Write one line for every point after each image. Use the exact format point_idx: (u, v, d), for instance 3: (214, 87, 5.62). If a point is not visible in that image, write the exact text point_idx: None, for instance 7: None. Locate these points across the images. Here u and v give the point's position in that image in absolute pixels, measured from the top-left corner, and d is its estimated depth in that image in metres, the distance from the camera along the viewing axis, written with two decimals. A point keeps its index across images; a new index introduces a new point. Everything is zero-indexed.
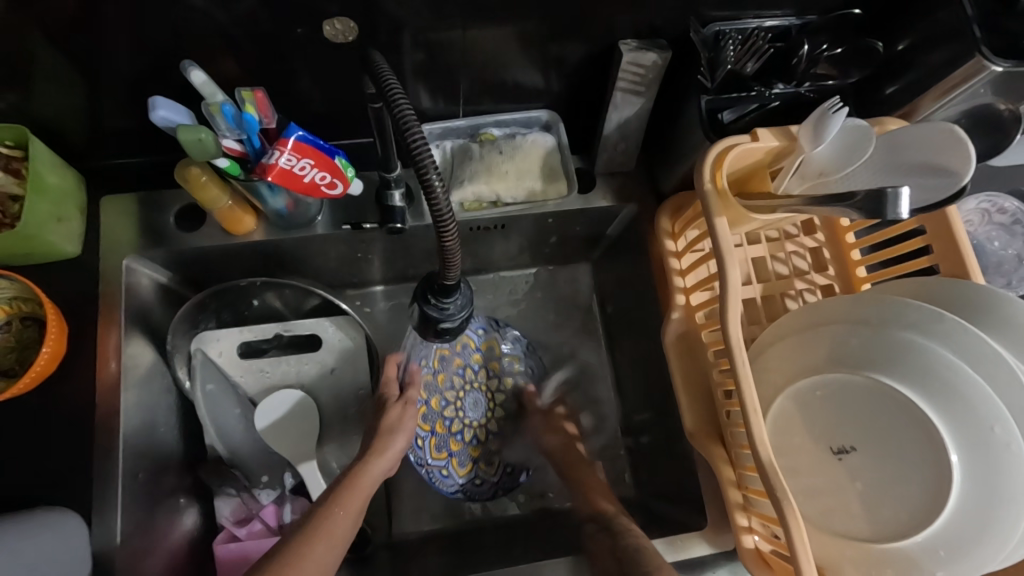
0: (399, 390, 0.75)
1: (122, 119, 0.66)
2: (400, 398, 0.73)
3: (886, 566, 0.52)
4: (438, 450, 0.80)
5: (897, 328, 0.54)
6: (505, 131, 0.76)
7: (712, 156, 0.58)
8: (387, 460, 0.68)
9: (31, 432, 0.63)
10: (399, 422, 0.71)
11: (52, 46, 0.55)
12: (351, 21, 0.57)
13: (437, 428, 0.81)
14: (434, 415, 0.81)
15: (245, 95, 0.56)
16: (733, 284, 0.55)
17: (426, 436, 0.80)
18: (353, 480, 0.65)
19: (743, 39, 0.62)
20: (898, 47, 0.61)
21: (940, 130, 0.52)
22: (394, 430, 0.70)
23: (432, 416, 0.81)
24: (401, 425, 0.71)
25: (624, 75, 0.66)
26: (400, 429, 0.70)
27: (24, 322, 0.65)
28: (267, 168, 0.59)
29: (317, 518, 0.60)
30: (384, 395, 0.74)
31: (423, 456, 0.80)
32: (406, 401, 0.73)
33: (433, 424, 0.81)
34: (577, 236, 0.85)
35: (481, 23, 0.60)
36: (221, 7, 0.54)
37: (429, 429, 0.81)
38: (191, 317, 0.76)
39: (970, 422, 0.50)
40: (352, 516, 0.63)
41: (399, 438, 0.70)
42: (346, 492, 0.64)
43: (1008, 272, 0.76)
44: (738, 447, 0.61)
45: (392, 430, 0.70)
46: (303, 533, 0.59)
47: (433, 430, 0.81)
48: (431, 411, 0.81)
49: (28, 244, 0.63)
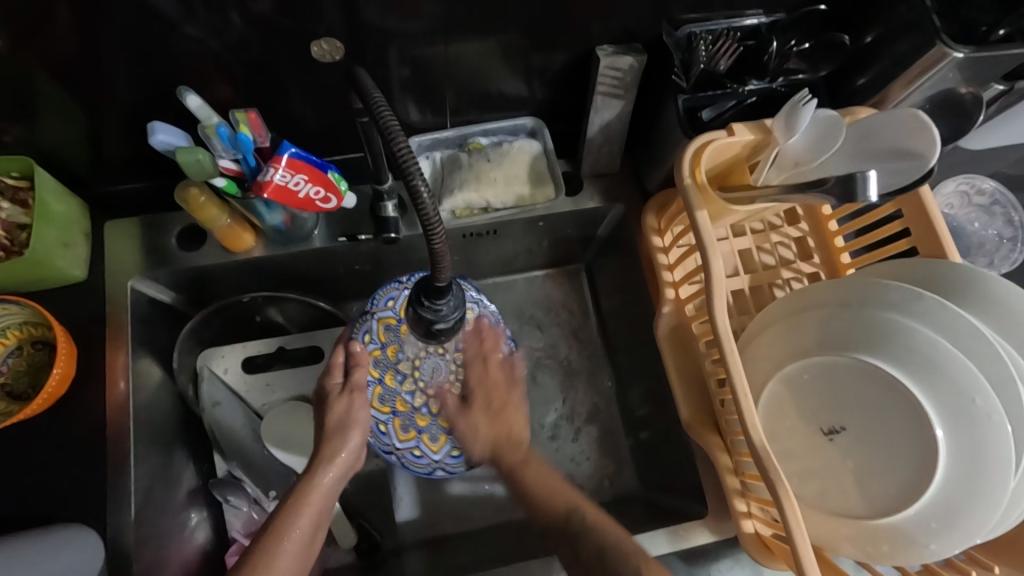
0: (343, 376, 0.72)
1: (123, 147, 0.69)
2: (344, 387, 0.71)
3: (883, 542, 0.53)
4: (437, 443, 0.76)
5: (878, 308, 0.55)
6: (492, 139, 0.79)
7: (690, 152, 0.60)
8: (334, 470, 0.67)
9: (44, 450, 0.65)
10: (346, 416, 0.69)
11: (53, 78, 0.58)
12: (337, 40, 0.60)
13: (399, 407, 0.75)
14: (391, 395, 0.76)
15: (239, 116, 0.59)
16: (717, 275, 0.56)
17: (387, 419, 0.75)
18: (304, 496, 0.64)
19: (715, 39, 0.65)
20: (866, 40, 0.64)
21: (908, 116, 0.54)
22: (344, 428, 0.69)
23: (389, 396, 0.76)
24: (353, 418, 0.70)
25: (603, 80, 0.68)
26: (352, 425, 0.69)
27: (34, 345, 0.68)
28: (262, 186, 0.61)
29: (269, 539, 0.60)
30: (327, 389, 0.72)
31: (389, 442, 0.75)
32: (352, 392, 0.70)
33: (393, 405, 0.75)
34: (568, 237, 0.87)
35: (463, 37, 0.62)
36: (216, 35, 0.57)
37: (388, 411, 0.75)
38: (196, 334, 0.79)
39: (952, 395, 0.51)
40: (307, 535, 0.63)
41: (353, 434, 0.69)
42: (298, 510, 0.63)
43: (990, 251, 0.78)
44: (733, 434, 0.63)
45: (344, 428, 0.69)
46: (260, 554, 0.59)
47: (394, 410, 0.75)
48: (388, 390, 0.76)
49: (36, 269, 0.65)
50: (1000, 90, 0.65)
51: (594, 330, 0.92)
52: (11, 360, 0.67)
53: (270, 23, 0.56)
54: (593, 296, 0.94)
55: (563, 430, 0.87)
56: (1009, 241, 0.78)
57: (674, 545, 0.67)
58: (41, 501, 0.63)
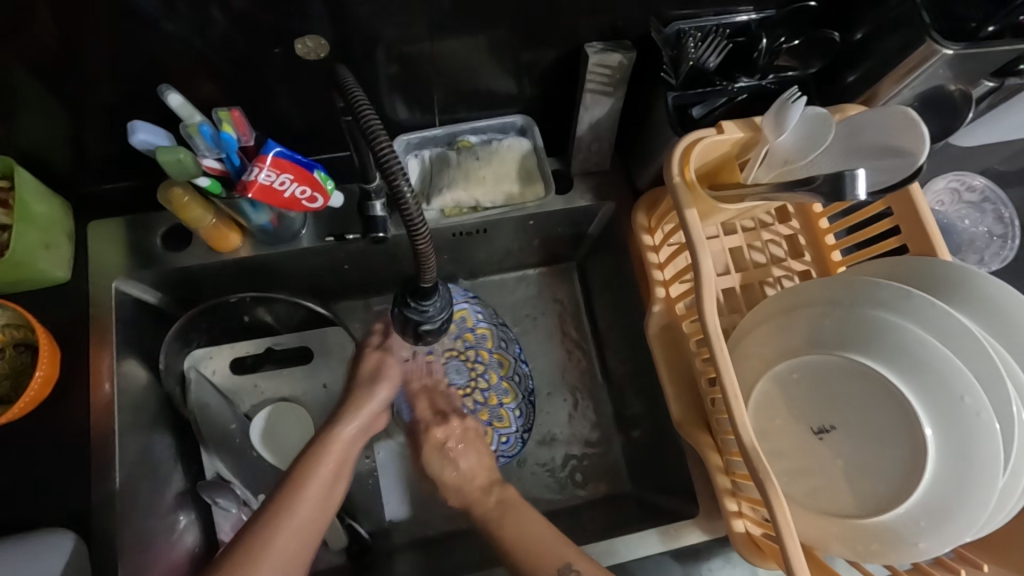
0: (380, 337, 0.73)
1: (106, 146, 0.68)
2: (381, 345, 0.72)
3: (873, 541, 0.53)
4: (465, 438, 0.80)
5: (868, 307, 0.55)
6: (481, 137, 0.78)
7: (680, 149, 0.59)
8: (357, 421, 0.67)
9: (27, 454, 0.64)
10: (377, 370, 0.71)
11: (32, 77, 0.57)
12: (322, 38, 0.59)
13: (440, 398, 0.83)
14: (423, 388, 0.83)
15: (222, 114, 0.58)
16: (707, 274, 0.56)
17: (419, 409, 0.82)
18: (326, 446, 0.64)
19: (704, 35, 0.63)
20: (855, 36, 0.63)
21: (897, 114, 0.54)
22: (374, 380, 0.70)
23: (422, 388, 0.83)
24: (383, 373, 0.71)
25: (592, 77, 0.68)
26: (382, 378, 0.70)
27: (17, 348, 0.66)
28: (246, 186, 0.60)
29: (295, 481, 0.59)
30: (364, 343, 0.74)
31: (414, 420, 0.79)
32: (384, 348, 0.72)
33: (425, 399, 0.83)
34: (559, 236, 0.86)
35: (451, 34, 0.62)
36: (198, 33, 0.56)
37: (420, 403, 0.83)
38: (182, 336, 0.78)
39: (941, 392, 0.51)
40: (326, 485, 0.61)
41: (381, 387, 0.70)
42: (322, 460, 0.62)
43: (980, 248, 0.78)
44: (723, 433, 0.62)
45: (374, 379, 0.70)
46: (282, 499, 0.58)
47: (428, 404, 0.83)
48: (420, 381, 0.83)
49: (17, 271, 0.64)
50: (989, 88, 0.65)
51: (586, 329, 0.92)
52: None
53: (252, 19, 0.55)
54: (585, 294, 0.93)
55: (554, 430, 0.87)
56: (999, 238, 0.78)
57: (666, 545, 0.67)
58: (26, 505, 0.63)
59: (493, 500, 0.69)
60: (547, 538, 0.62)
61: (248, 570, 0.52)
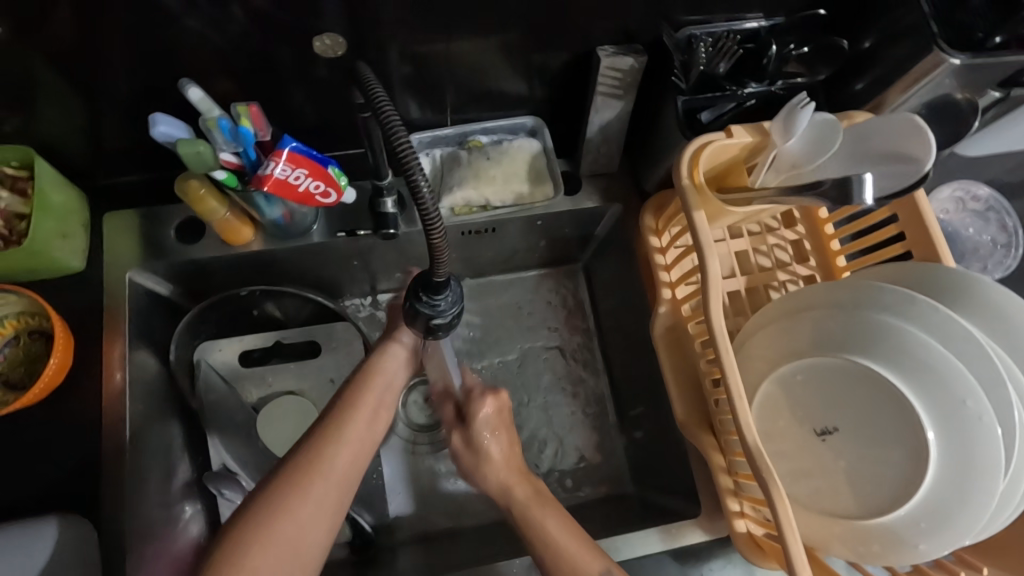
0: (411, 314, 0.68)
1: (122, 139, 0.69)
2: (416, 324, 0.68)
3: (873, 542, 0.54)
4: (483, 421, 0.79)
5: (871, 310, 0.56)
6: (492, 137, 0.79)
7: (688, 152, 0.60)
8: (399, 354, 0.67)
9: (39, 440, 0.65)
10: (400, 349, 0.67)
11: (53, 70, 0.58)
12: (340, 36, 0.60)
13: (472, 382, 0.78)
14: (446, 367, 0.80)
15: (241, 109, 0.59)
16: (714, 276, 0.57)
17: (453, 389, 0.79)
18: (370, 375, 0.65)
19: (714, 41, 0.65)
20: (864, 45, 0.65)
21: (904, 121, 0.55)
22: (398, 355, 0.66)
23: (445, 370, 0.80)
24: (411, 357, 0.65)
25: (603, 80, 0.69)
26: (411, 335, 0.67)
27: (31, 334, 0.67)
28: (262, 180, 0.61)
29: (335, 414, 0.61)
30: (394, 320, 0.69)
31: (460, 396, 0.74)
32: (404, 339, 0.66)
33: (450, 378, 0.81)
34: (566, 236, 0.87)
35: (464, 35, 0.63)
36: (217, 28, 0.57)
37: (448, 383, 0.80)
38: (192, 328, 0.78)
39: (943, 395, 0.52)
40: (369, 417, 0.62)
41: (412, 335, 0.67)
42: (363, 394, 0.63)
43: (984, 257, 0.78)
44: (727, 434, 0.63)
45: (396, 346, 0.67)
46: (328, 426, 0.60)
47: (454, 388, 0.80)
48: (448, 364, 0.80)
49: (34, 258, 0.65)
50: (995, 97, 0.66)
51: (590, 329, 0.93)
52: (8, 349, 0.67)
53: (271, 17, 0.56)
54: (590, 296, 0.94)
55: (557, 430, 0.87)
56: (1003, 247, 0.79)
57: (666, 544, 0.68)
58: (37, 490, 0.63)
59: (529, 491, 0.66)
60: (576, 546, 0.60)
61: (302, 489, 0.55)
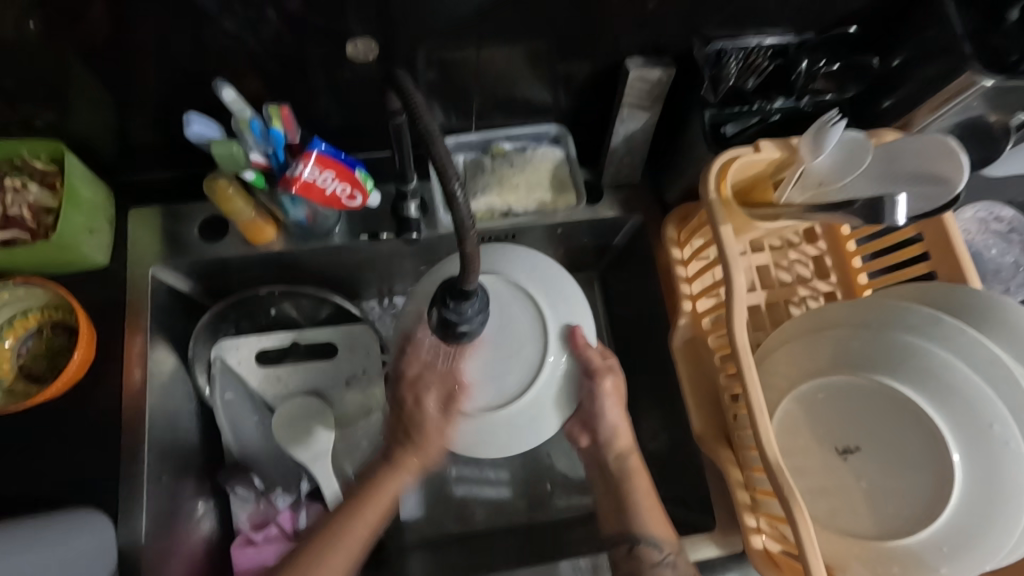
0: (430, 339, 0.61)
1: (149, 137, 0.69)
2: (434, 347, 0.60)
3: (893, 562, 0.53)
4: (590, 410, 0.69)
5: (898, 330, 0.56)
6: (515, 145, 0.79)
7: (716, 167, 0.60)
8: (405, 477, 0.64)
9: (58, 433, 0.65)
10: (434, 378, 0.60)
11: (87, 65, 0.58)
12: (373, 41, 0.60)
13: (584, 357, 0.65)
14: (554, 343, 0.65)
15: (273, 111, 0.60)
16: (737, 290, 0.57)
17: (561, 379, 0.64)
18: (372, 494, 0.63)
19: (745, 56, 0.65)
20: (894, 62, 0.64)
21: (934, 141, 0.55)
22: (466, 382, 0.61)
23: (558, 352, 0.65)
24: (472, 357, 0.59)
25: (631, 91, 0.69)
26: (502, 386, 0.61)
27: (54, 329, 0.68)
28: (290, 181, 0.62)
29: (329, 534, 0.61)
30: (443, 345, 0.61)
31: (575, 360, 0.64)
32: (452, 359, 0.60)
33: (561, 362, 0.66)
34: (584, 245, 0.87)
35: (494, 42, 0.63)
36: (251, 30, 0.57)
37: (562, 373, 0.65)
38: (212, 326, 0.79)
39: (970, 419, 0.52)
40: (368, 529, 0.63)
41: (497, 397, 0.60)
42: (365, 505, 0.63)
43: (1006, 278, 0.78)
44: (744, 449, 0.63)
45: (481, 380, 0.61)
46: (318, 545, 0.61)
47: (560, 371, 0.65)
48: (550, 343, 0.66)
49: (62, 253, 0.66)
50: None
51: (606, 338, 0.92)
52: (30, 342, 0.67)
53: (305, 22, 0.57)
54: (606, 305, 0.94)
55: None
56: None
57: None
58: (54, 483, 0.64)
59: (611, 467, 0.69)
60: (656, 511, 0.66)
61: None
